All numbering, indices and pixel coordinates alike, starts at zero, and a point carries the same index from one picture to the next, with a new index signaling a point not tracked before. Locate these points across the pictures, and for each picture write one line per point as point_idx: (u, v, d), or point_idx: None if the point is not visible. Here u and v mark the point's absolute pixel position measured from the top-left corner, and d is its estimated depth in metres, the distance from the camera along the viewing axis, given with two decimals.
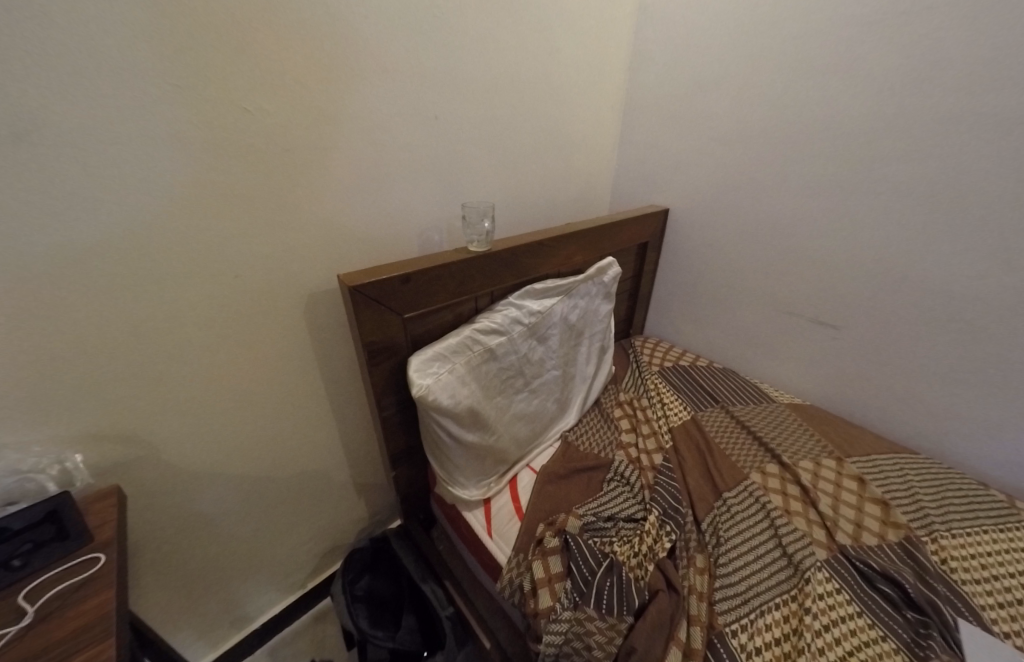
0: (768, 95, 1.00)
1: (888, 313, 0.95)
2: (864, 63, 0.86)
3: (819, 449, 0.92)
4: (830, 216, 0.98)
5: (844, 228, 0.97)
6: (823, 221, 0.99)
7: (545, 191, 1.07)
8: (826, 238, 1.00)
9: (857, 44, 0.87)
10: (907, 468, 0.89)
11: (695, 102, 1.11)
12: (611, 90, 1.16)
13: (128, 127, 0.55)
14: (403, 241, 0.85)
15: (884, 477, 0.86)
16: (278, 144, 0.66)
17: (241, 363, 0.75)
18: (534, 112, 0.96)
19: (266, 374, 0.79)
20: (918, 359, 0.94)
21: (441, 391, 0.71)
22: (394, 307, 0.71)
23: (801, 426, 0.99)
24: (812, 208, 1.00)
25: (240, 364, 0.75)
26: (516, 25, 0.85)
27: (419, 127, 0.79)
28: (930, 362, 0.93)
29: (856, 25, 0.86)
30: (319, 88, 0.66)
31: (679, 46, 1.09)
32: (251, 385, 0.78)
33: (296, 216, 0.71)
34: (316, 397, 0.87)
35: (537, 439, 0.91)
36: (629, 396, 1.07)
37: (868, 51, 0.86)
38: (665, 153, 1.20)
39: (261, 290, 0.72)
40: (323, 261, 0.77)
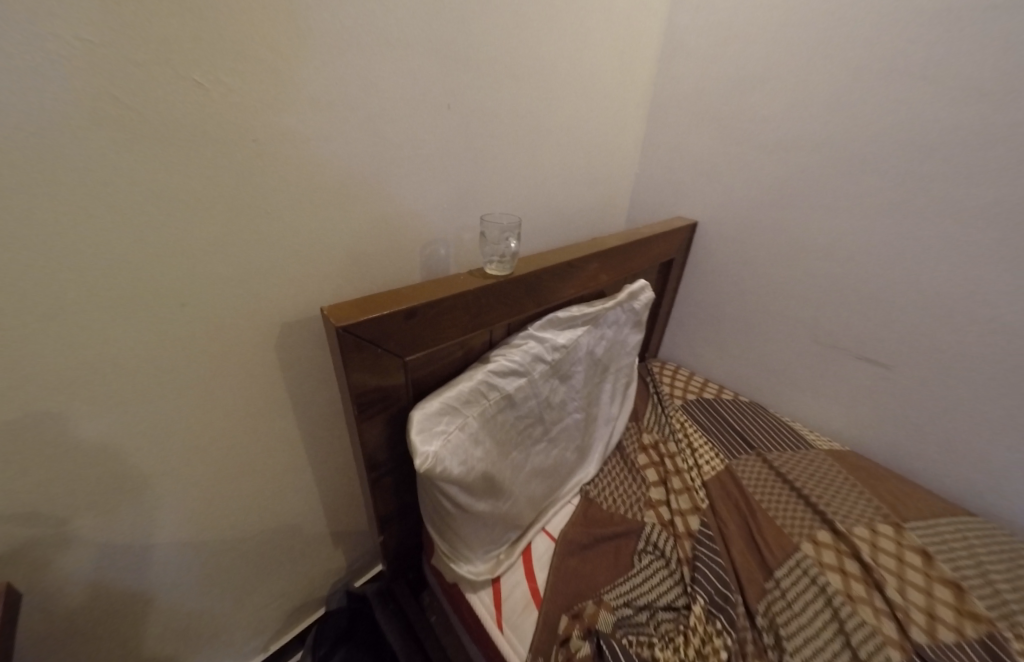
0: (826, 98, 0.84)
1: (952, 360, 0.83)
2: (952, 67, 0.72)
3: (872, 510, 0.80)
4: (891, 246, 0.84)
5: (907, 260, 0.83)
6: (883, 251, 0.85)
7: (565, 196, 0.90)
8: (884, 269, 0.86)
9: (948, 44, 0.71)
10: (972, 539, 0.78)
11: (737, 103, 0.94)
12: (641, 83, 0.98)
13: (10, 107, 0.38)
14: (397, 256, 0.68)
15: (949, 550, 0.75)
16: (238, 131, 0.48)
17: (187, 412, 0.59)
18: (562, 104, 0.79)
19: (221, 422, 0.62)
20: (983, 414, 0.82)
21: (451, 457, 0.56)
22: (394, 349, 0.56)
23: (849, 480, 0.87)
24: (870, 234, 0.86)
25: (185, 413, 0.58)
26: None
27: (416, 114, 0.61)
28: (997, 418, 0.81)
29: (945, 21, 0.71)
30: (290, 57, 0.49)
31: (721, 34, 0.92)
32: (202, 435, 0.61)
33: (263, 226, 0.54)
34: (287, 443, 0.71)
35: (554, 494, 0.77)
36: (653, 438, 0.93)
37: (959, 55, 0.71)
38: (697, 156, 1.03)
39: (215, 320, 0.56)
40: (298, 282, 0.60)
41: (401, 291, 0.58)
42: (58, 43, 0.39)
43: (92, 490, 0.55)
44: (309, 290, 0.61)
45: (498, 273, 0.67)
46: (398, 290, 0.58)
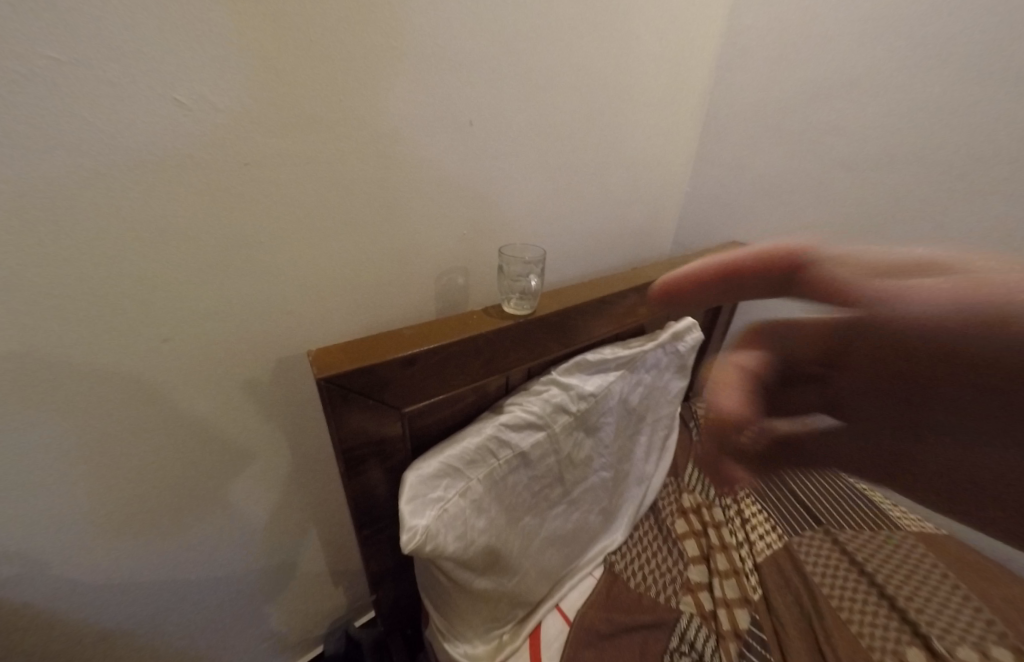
0: (937, 106, 0.64)
1: None
2: None
3: None
4: None
5: None
6: None
7: (597, 219, 0.79)
8: None
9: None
10: None
11: (809, 111, 0.75)
12: (691, 88, 0.83)
13: None
14: (405, 286, 0.62)
15: None
16: (226, 156, 0.44)
17: (175, 451, 0.55)
18: (600, 119, 0.70)
19: (211, 462, 0.58)
20: None
21: (447, 531, 0.48)
22: (391, 399, 0.49)
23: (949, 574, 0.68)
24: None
25: (172, 453, 0.55)
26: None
27: (423, 131, 0.54)
28: None
29: None
30: (284, 71, 0.44)
31: (793, 30, 0.76)
32: (191, 475, 0.57)
33: (256, 257, 0.49)
34: (283, 483, 0.66)
35: (574, 564, 0.67)
36: (695, 501, 0.78)
37: None
38: (756, 179, 0.85)
39: (205, 357, 0.51)
40: (296, 316, 0.55)
41: (403, 334, 0.51)
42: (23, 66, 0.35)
43: (72, 531, 0.52)
44: (308, 324, 0.56)
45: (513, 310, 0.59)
46: (401, 331, 0.52)
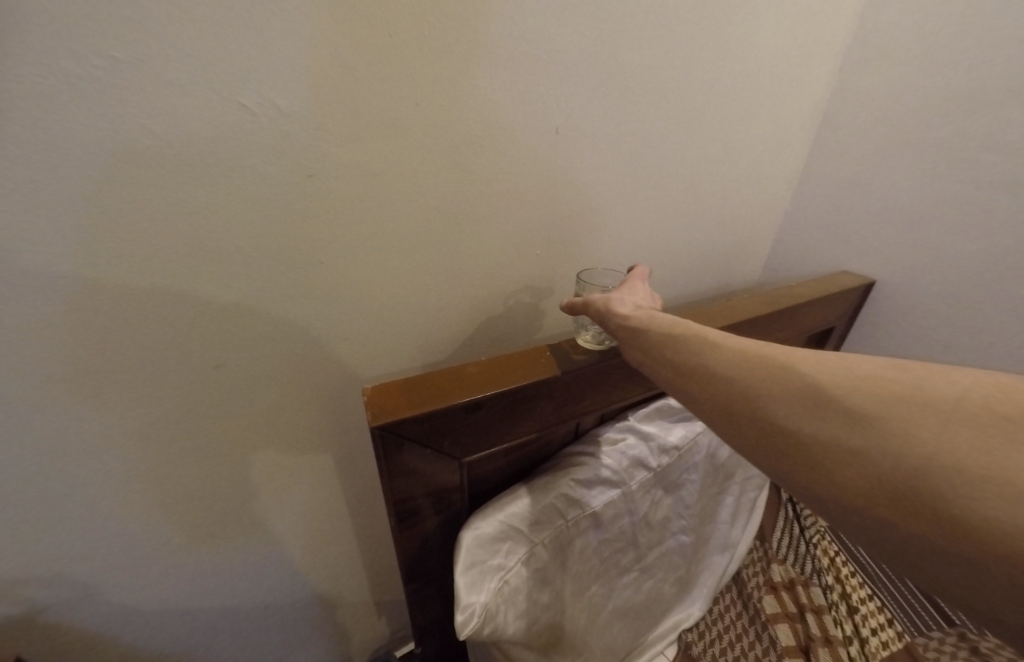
0: None
1: None
2: None
3: None
4: None
5: None
6: None
7: (688, 243, 0.71)
8: None
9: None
10: None
11: (961, 125, 0.64)
12: (806, 101, 0.73)
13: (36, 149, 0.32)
14: (471, 311, 0.55)
15: None
16: (295, 168, 0.39)
17: (222, 478, 0.51)
18: (701, 132, 0.61)
19: (258, 490, 0.54)
20: None
21: (505, 608, 0.42)
22: (450, 448, 0.43)
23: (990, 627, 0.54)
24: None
25: (219, 480, 0.51)
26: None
27: (505, 141, 0.48)
28: None
29: None
30: (361, 73, 0.39)
31: (941, 30, 0.64)
32: (237, 503, 0.54)
33: (317, 277, 0.45)
34: (331, 513, 0.62)
35: (642, 641, 0.58)
36: (788, 575, 0.66)
37: None
38: (881, 201, 0.74)
39: (258, 383, 0.47)
40: (354, 342, 0.50)
41: (467, 370, 0.45)
42: (83, 72, 0.31)
43: (117, 555, 0.50)
44: (367, 349, 0.51)
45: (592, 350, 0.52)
46: (465, 367, 0.45)
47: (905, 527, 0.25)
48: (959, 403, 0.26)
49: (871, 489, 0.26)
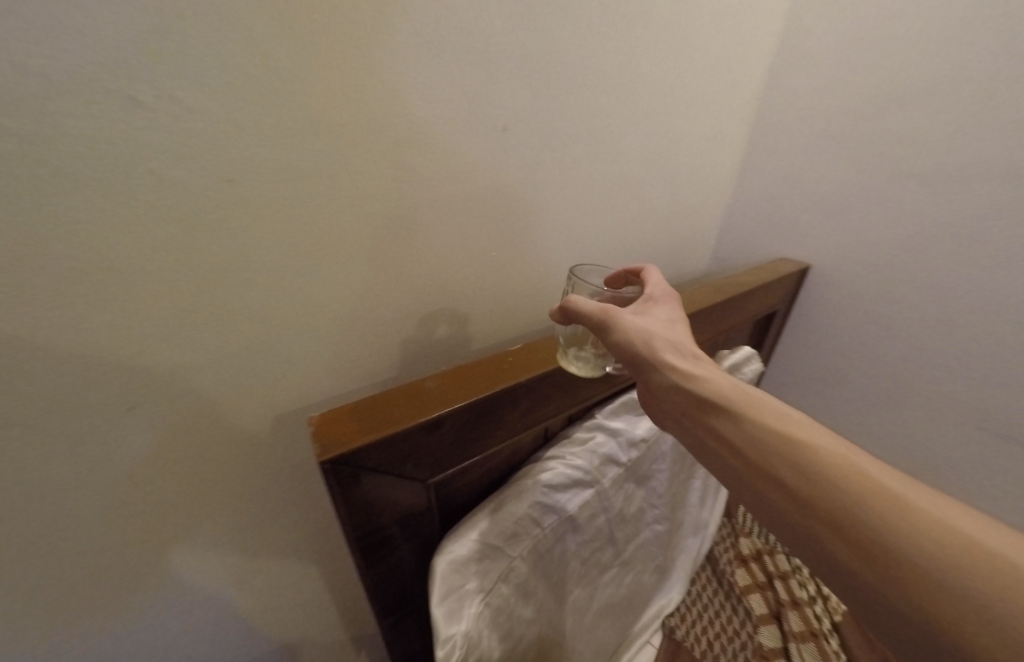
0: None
1: None
2: None
3: None
4: None
5: None
6: None
7: (643, 241, 0.72)
8: None
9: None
10: None
11: (878, 121, 0.70)
12: (742, 100, 0.77)
13: None
14: (431, 325, 0.49)
15: None
16: (206, 171, 0.32)
17: (150, 550, 0.42)
18: (650, 134, 0.62)
19: (198, 557, 0.45)
20: None
21: (489, 632, 0.40)
22: (414, 469, 0.40)
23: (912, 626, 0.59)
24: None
25: (145, 556, 0.42)
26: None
27: (459, 138, 0.43)
28: None
29: None
30: (281, 56, 0.32)
31: (857, 33, 0.69)
32: (172, 575, 0.45)
33: (247, 303, 0.37)
34: (290, 568, 0.54)
35: (626, 634, 0.58)
36: (755, 546, 0.70)
37: None
38: (812, 191, 0.80)
39: (183, 436, 0.39)
40: (301, 375, 0.43)
41: (426, 385, 0.42)
42: None
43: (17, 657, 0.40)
44: (317, 382, 0.44)
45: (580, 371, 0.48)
46: (422, 382, 0.42)
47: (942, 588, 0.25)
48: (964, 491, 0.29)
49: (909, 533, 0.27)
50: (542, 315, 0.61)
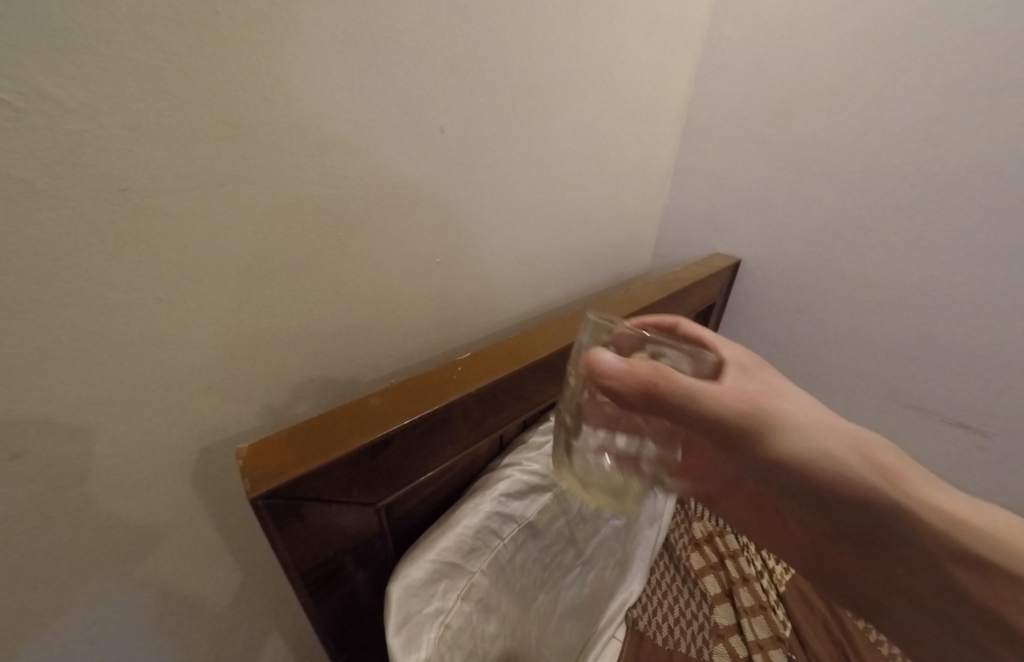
0: (912, 123, 0.66)
1: None
2: None
3: None
4: (989, 301, 0.67)
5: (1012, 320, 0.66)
6: (974, 308, 0.68)
7: (586, 241, 0.73)
8: (982, 330, 0.69)
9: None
10: None
11: (793, 124, 0.76)
12: (672, 104, 0.80)
13: None
14: (373, 337, 0.47)
15: None
16: (95, 181, 0.28)
17: (57, 621, 0.36)
18: (587, 136, 0.63)
19: (119, 619, 0.40)
20: None
21: (451, 654, 0.38)
22: (361, 494, 0.37)
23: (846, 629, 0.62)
24: (988, 283, 0.66)
25: (52, 629, 0.36)
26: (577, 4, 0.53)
27: (390, 141, 0.41)
28: None
29: None
30: (179, 49, 0.28)
31: (770, 43, 0.74)
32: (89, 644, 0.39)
33: (158, 327, 0.33)
34: (232, 616, 0.49)
35: (593, 632, 0.59)
36: (706, 529, 0.74)
37: None
38: (740, 189, 0.85)
39: (91, 484, 0.34)
40: (229, 401, 0.39)
41: (372, 403, 0.40)
42: None
43: None
44: (248, 406, 0.40)
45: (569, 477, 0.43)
46: (367, 399, 0.40)
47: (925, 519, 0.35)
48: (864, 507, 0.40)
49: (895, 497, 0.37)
50: (490, 319, 0.61)
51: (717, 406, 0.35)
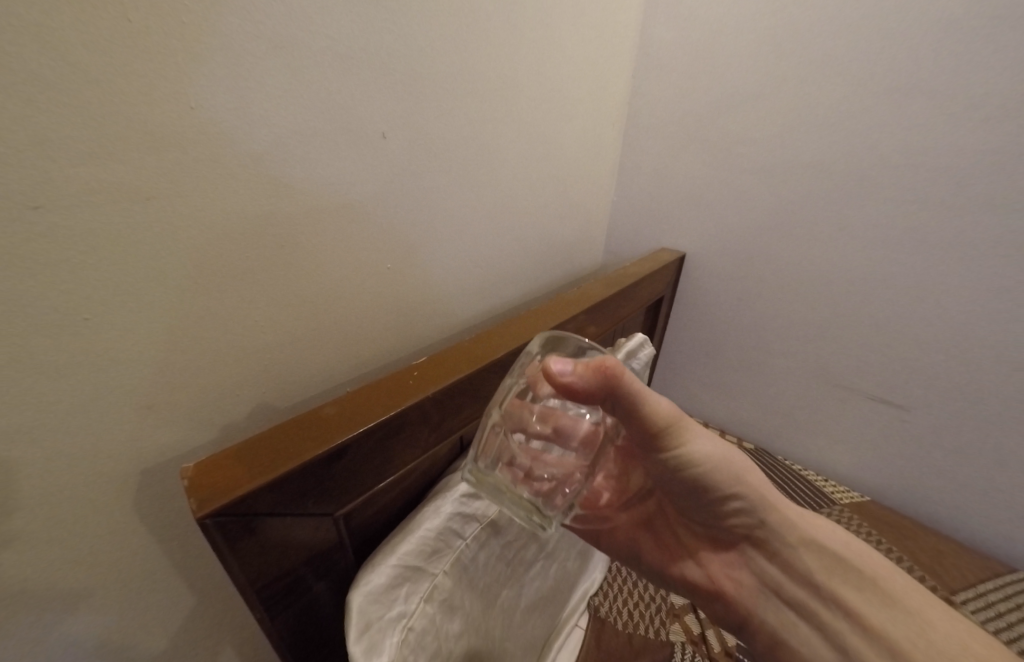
0: (827, 124, 0.72)
1: (964, 405, 0.76)
2: (948, 94, 0.63)
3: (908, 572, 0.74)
4: (898, 285, 0.75)
5: (916, 302, 0.74)
6: (886, 291, 0.76)
7: (536, 239, 0.75)
8: (892, 313, 0.77)
9: (979, 55, 0.60)
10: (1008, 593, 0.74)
11: (726, 124, 0.81)
12: (613, 106, 0.84)
13: None
14: (323, 345, 0.47)
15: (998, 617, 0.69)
16: (3, 197, 0.26)
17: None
18: (532, 138, 0.65)
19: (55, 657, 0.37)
20: (997, 458, 0.76)
21: (415, 657, 0.38)
22: (317, 504, 0.37)
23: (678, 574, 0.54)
24: (900, 269, 0.74)
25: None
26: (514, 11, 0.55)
27: (331, 148, 0.41)
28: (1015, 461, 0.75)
29: (947, 39, 0.61)
30: (90, 57, 0.27)
31: (700, 49, 0.79)
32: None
33: (85, 348, 0.31)
34: (187, 646, 0.47)
35: (558, 621, 0.62)
36: None
37: (960, 72, 0.62)
38: (680, 186, 0.89)
39: (20, 519, 0.32)
40: (172, 420, 0.37)
41: (325, 413, 0.39)
42: None
43: None
44: (193, 423, 0.39)
45: (484, 486, 0.41)
46: (320, 409, 0.40)
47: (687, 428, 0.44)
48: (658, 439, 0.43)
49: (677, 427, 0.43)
50: (443, 322, 0.61)
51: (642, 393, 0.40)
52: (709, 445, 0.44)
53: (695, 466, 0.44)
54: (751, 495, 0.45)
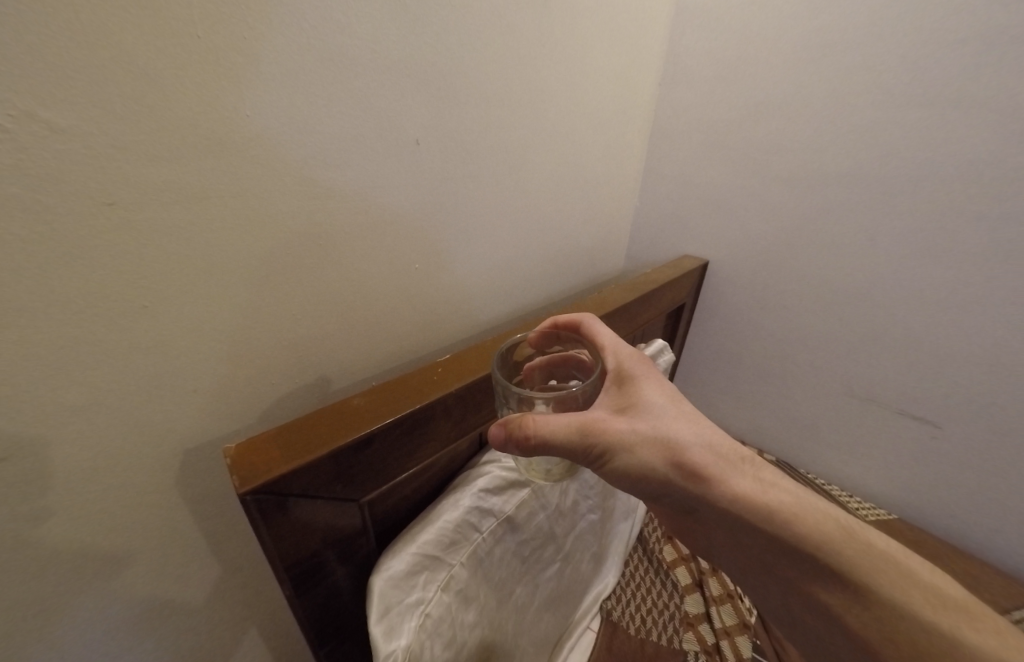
0: (858, 134, 0.71)
1: (1000, 423, 0.73)
2: (986, 104, 0.62)
3: None
4: (930, 298, 0.72)
5: (949, 316, 0.72)
6: (917, 304, 0.74)
7: (561, 244, 0.76)
8: (924, 326, 0.74)
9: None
10: None
11: (753, 131, 0.80)
12: (639, 112, 0.85)
13: None
14: (355, 340, 0.49)
15: None
16: (80, 197, 0.29)
17: (48, 618, 0.37)
18: (558, 142, 0.66)
19: (105, 618, 0.40)
20: None
21: (431, 643, 0.40)
22: (347, 489, 0.39)
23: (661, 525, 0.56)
24: (932, 281, 0.71)
25: (40, 641, 0.37)
26: (544, 18, 0.56)
27: (367, 152, 0.43)
28: None
29: (984, 48, 0.60)
30: (161, 70, 0.30)
31: (728, 57, 0.79)
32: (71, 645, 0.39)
33: (146, 333, 0.34)
34: (218, 619, 0.49)
35: (570, 621, 0.62)
36: None
37: (998, 81, 0.60)
38: (705, 192, 0.89)
39: (79, 489, 0.35)
40: (213, 406, 0.40)
41: (355, 403, 0.41)
42: None
43: None
44: (233, 409, 0.42)
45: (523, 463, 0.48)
46: (349, 400, 0.42)
47: (618, 439, 0.41)
48: (596, 457, 0.41)
49: (601, 449, 0.41)
50: (469, 321, 0.63)
51: (556, 440, 0.40)
52: (630, 458, 0.41)
53: (635, 479, 0.42)
54: (683, 493, 0.42)
